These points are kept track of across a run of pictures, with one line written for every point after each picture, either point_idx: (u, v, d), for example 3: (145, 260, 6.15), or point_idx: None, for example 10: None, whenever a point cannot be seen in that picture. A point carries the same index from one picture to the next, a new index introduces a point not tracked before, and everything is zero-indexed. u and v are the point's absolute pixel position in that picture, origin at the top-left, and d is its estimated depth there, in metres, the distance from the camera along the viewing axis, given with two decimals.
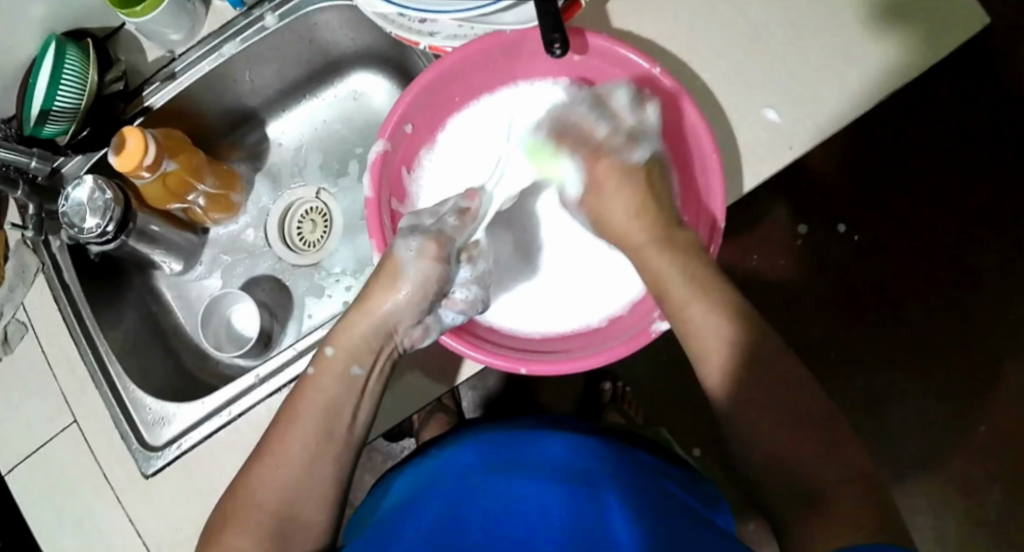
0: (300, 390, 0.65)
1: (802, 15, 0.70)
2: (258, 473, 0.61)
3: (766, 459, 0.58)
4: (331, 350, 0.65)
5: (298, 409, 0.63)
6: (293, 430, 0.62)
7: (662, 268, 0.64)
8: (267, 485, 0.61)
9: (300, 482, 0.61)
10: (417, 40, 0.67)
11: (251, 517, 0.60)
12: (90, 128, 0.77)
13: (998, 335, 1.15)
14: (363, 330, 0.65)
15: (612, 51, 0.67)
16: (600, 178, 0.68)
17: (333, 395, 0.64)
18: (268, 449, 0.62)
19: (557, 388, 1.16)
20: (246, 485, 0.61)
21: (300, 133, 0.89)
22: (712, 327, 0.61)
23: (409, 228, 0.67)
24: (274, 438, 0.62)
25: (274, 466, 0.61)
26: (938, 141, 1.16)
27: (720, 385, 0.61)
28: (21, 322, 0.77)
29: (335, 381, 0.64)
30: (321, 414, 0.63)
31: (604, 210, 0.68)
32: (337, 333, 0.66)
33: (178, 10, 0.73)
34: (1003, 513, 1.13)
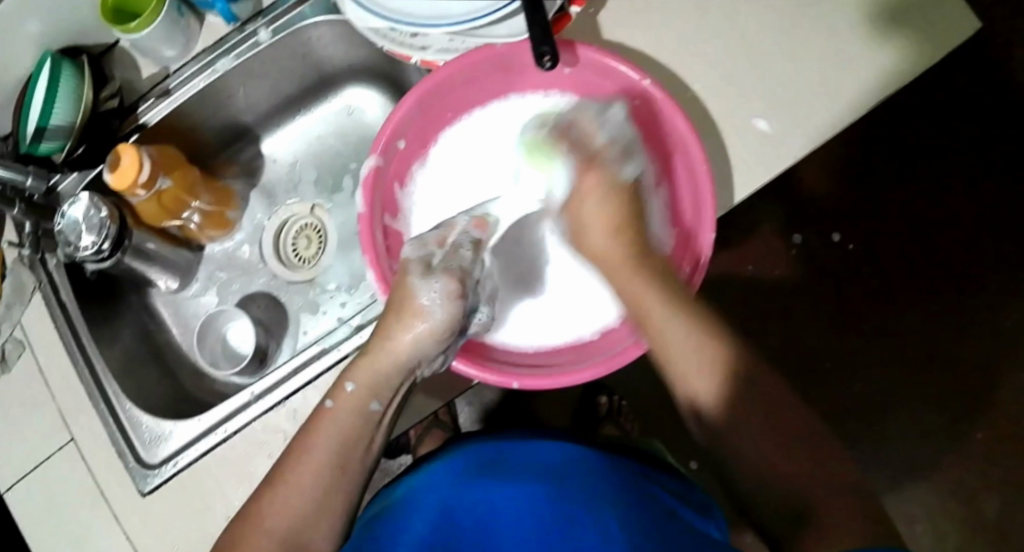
0: (315, 422, 0.63)
1: (790, 24, 0.69)
2: (270, 504, 0.60)
3: (753, 469, 0.58)
4: (351, 386, 0.63)
5: (312, 442, 0.62)
6: (306, 462, 0.61)
7: (640, 285, 0.64)
8: (279, 517, 0.59)
9: (312, 515, 0.60)
10: (408, 55, 0.67)
11: (258, 543, 0.59)
12: (85, 145, 0.77)
13: (1001, 341, 1.14)
14: (385, 368, 0.63)
15: (604, 63, 0.67)
16: (586, 188, 0.67)
17: (350, 430, 0.62)
18: (279, 477, 0.61)
19: (555, 401, 1.15)
20: (256, 515, 0.60)
21: (294, 150, 0.89)
22: (688, 339, 0.61)
23: (429, 266, 0.64)
24: (285, 464, 0.61)
25: (286, 497, 0.60)
26: (936, 148, 1.16)
27: (711, 402, 0.61)
28: (18, 340, 0.77)
29: (352, 418, 0.62)
30: (336, 448, 0.61)
31: (583, 222, 0.68)
32: (357, 367, 0.63)
33: (173, 27, 0.73)
34: (1011, 522, 1.11)
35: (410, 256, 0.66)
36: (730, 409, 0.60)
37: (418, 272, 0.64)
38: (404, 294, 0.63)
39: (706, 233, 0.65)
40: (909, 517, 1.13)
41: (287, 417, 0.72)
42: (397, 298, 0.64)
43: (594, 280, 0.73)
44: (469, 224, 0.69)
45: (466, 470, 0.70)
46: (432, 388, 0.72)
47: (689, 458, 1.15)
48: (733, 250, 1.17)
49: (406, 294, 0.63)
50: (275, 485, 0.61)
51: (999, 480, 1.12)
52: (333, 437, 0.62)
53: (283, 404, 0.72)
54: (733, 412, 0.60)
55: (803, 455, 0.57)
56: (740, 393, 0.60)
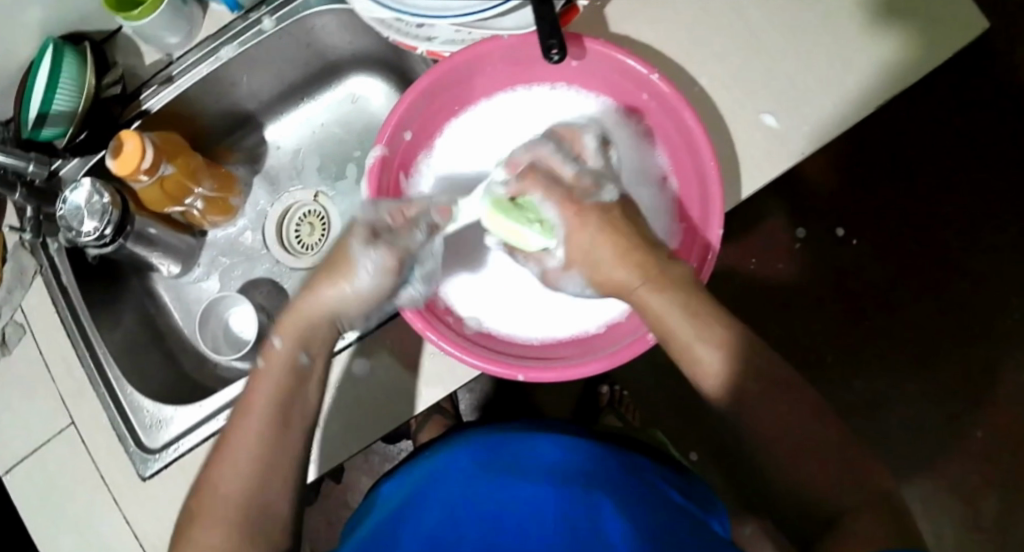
0: (250, 380, 0.63)
1: (800, 19, 0.69)
2: (218, 473, 0.60)
3: (782, 473, 0.60)
4: (278, 342, 0.64)
5: (248, 405, 0.62)
6: (246, 425, 0.61)
7: (661, 306, 0.62)
8: (230, 482, 0.60)
9: (263, 474, 0.60)
10: (414, 46, 0.65)
11: (218, 514, 0.59)
12: (88, 132, 0.76)
13: (1000, 340, 1.14)
14: (313, 323, 0.65)
15: (612, 56, 0.66)
16: (576, 224, 0.65)
17: (285, 381, 0.63)
18: (225, 447, 0.61)
19: (556, 393, 1.15)
20: (211, 482, 0.60)
21: (299, 135, 0.89)
22: (716, 354, 0.61)
23: (374, 233, 0.64)
24: (230, 436, 0.61)
25: (231, 460, 0.60)
26: (943, 143, 1.15)
27: (719, 386, 0.62)
28: (19, 323, 0.78)
29: (282, 373, 0.63)
30: (270, 406, 0.62)
31: (591, 259, 0.64)
32: (285, 326, 0.65)
33: (175, 14, 0.73)
34: (1004, 520, 1.12)
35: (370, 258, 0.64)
36: (747, 394, 0.61)
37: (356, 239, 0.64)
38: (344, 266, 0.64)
39: (713, 226, 0.64)
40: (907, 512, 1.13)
41: None
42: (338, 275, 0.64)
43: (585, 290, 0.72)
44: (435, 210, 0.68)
45: (469, 465, 0.70)
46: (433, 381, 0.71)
47: (689, 450, 1.15)
48: (734, 245, 1.17)
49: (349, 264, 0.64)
50: (222, 452, 0.61)
51: (997, 477, 1.12)
52: (269, 393, 0.62)
53: None
54: (747, 396, 0.61)
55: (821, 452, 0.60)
56: (770, 382, 0.61)
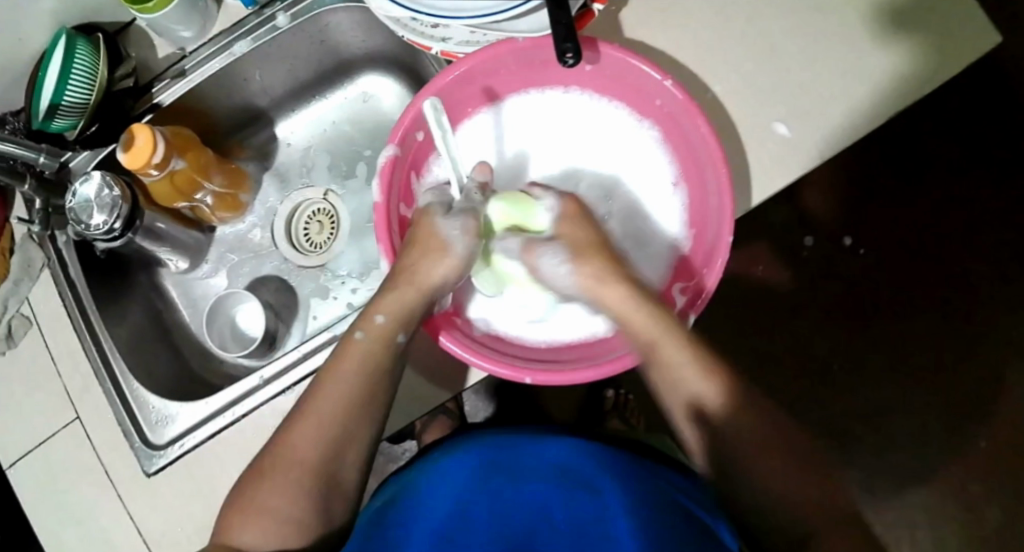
0: (342, 350, 0.64)
1: (814, 29, 0.69)
2: (302, 434, 0.61)
3: (761, 495, 0.59)
4: (380, 318, 0.65)
5: (343, 368, 0.63)
6: (339, 387, 0.63)
7: (656, 329, 0.63)
8: (310, 446, 0.61)
9: (341, 443, 0.62)
10: (429, 46, 0.65)
11: (286, 478, 0.60)
12: (98, 124, 0.76)
13: (1005, 353, 1.13)
14: (412, 298, 0.65)
15: (627, 61, 0.66)
16: (568, 212, 0.69)
17: (375, 355, 0.64)
18: (312, 409, 0.62)
19: (560, 397, 1.15)
20: (288, 445, 0.62)
21: (309, 133, 0.89)
22: (687, 362, 0.62)
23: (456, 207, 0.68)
24: (316, 401, 0.62)
25: (312, 425, 0.62)
26: (952, 154, 1.15)
27: (716, 406, 0.62)
28: (25, 317, 0.77)
29: (378, 346, 0.64)
30: (359, 381, 0.63)
31: (574, 240, 0.67)
32: (386, 300, 0.66)
33: (189, 9, 0.73)
34: (1007, 535, 1.11)
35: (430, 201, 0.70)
36: (736, 416, 0.61)
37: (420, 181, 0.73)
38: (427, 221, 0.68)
39: (718, 258, 0.64)
40: (911, 523, 1.13)
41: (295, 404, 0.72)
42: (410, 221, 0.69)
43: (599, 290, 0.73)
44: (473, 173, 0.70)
45: (476, 465, 0.69)
46: (440, 382, 0.71)
47: None
48: (741, 252, 1.16)
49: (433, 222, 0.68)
50: (306, 416, 0.62)
51: (1002, 490, 1.12)
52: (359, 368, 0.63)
53: (292, 391, 0.72)
54: (738, 416, 0.61)
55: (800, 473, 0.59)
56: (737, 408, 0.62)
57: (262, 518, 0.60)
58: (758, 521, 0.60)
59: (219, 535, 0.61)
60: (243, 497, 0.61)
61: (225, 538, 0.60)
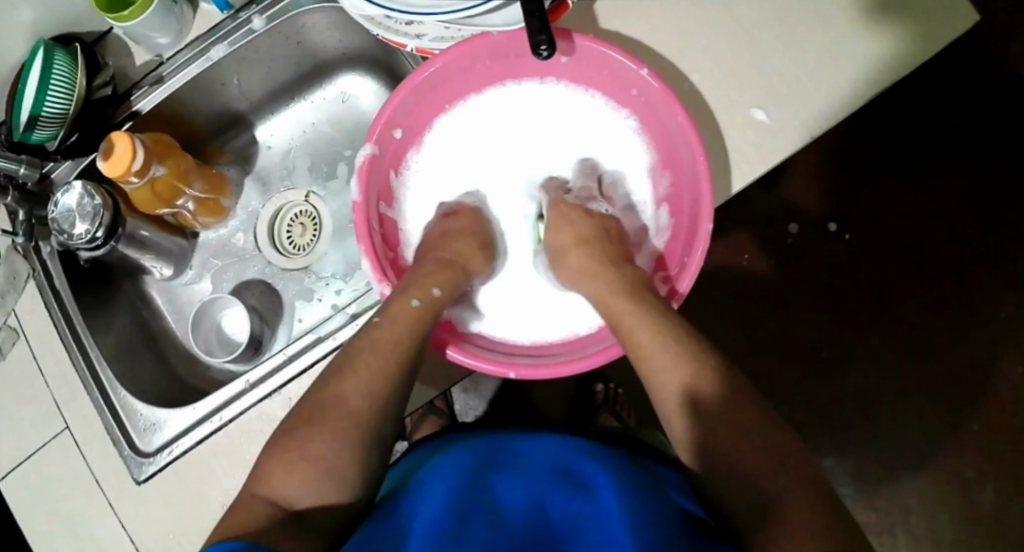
0: (390, 310, 0.64)
1: (787, 14, 0.69)
2: (350, 386, 0.60)
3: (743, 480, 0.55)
4: (437, 290, 0.66)
5: (391, 328, 0.63)
6: (385, 349, 0.62)
7: (633, 307, 0.63)
8: (361, 399, 0.60)
9: (385, 404, 0.61)
10: (403, 43, 0.65)
11: (336, 427, 0.58)
12: (78, 133, 0.76)
13: (991, 332, 1.14)
14: (458, 280, 0.69)
15: (602, 52, 0.66)
16: (557, 216, 0.73)
17: (428, 319, 0.64)
18: (354, 364, 0.61)
19: (551, 391, 1.15)
20: (333, 397, 0.60)
21: (289, 136, 0.89)
22: (668, 343, 0.61)
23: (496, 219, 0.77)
24: (359, 358, 0.61)
25: (363, 380, 0.60)
26: (933, 137, 1.15)
27: (706, 395, 0.58)
28: (11, 328, 0.77)
29: (430, 311, 0.65)
30: (411, 344, 0.63)
31: (560, 241, 0.72)
32: (439, 275, 0.67)
33: (165, 15, 0.73)
34: (999, 513, 1.12)
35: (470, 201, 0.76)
36: (727, 403, 0.58)
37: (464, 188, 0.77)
38: (474, 217, 0.74)
39: (699, 245, 0.64)
40: (903, 504, 1.14)
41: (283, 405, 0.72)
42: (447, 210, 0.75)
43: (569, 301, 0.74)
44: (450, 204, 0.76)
45: (474, 462, 0.69)
46: (428, 378, 0.71)
47: None
48: (727, 240, 1.17)
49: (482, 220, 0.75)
50: (354, 371, 0.61)
51: (993, 468, 1.12)
52: (409, 331, 0.63)
53: (278, 393, 0.72)
54: (730, 404, 0.58)
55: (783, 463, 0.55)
56: (723, 387, 0.58)
57: (306, 466, 0.57)
58: (739, 507, 0.56)
59: (252, 486, 0.57)
60: (285, 444, 0.58)
61: (262, 486, 0.56)
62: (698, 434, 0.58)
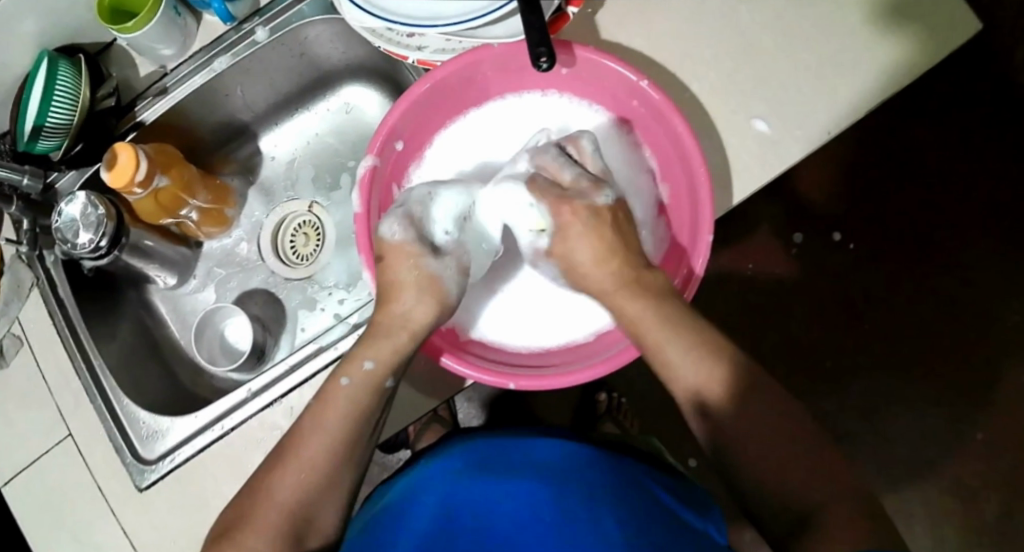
0: (325, 395, 0.64)
1: (789, 25, 0.69)
2: (282, 478, 0.61)
3: (762, 475, 0.59)
4: (369, 363, 0.64)
5: (325, 415, 0.63)
6: (320, 437, 0.62)
7: (660, 327, 0.63)
8: (291, 492, 0.61)
9: (322, 490, 0.62)
10: (405, 55, 0.66)
11: (269, 520, 0.60)
12: (83, 144, 0.77)
13: (998, 342, 1.13)
14: (398, 345, 0.65)
15: (603, 64, 0.66)
16: (565, 225, 0.66)
17: (358, 400, 0.63)
18: (292, 454, 0.62)
19: (555, 400, 1.14)
20: (267, 489, 0.61)
21: (294, 147, 0.89)
22: (692, 359, 0.63)
23: (436, 245, 0.68)
24: (296, 447, 0.62)
25: (294, 472, 0.61)
26: (938, 146, 1.15)
27: (716, 399, 0.62)
28: (16, 336, 0.78)
29: (368, 392, 0.64)
30: (343, 426, 0.63)
31: (572, 256, 0.67)
32: (376, 345, 0.65)
33: (169, 25, 0.73)
34: (1005, 525, 1.11)
35: (398, 236, 0.65)
36: (739, 402, 0.61)
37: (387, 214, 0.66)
38: (403, 259, 0.65)
39: (699, 253, 0.64)
40: (909, 516, 1.13)
41: (284, 415, 0.72)
42: (378, 251, 0.66)
43: (571, 301, 0.73)
44: (402, 221, 0.66)
45: (460, 466, 0.69)
46: (428, 388, 0.71)
47: (688, 456, 1.15)
48: (731, 249, 1.17)
49: (411, 258, 0.65)
50: (288, 461, 0.62)
51: (999, 479, 1.12)
52: (344, 414, 0.63)
53: (279, 402, 0.72)
54: (741, 404, 0.61)
55: (797, 450, 0.59)
56: (750, 393, 0.62)
57: None
58: (771, 509, 0.59)
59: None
60: (223, 536, 0.60)
61: None
62: (711, 430, 0.62)
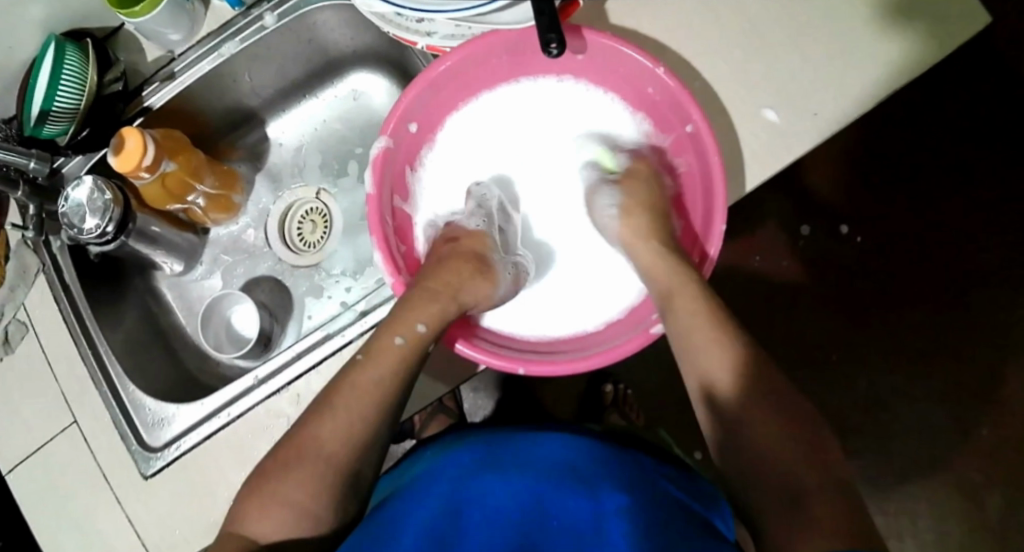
0: (376, 350, 0.63)
1: (801, 13, 0.68)
2: (324, 428, 0.60)
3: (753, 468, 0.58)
4: (422, 326, 0.64)
5: (376, 360, 0.62)
6: (365, 387, 0.61)
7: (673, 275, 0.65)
8: (337, 441, 0.60)
9: (365, 441, 0.61)
10: (414, 40, 0.65)
11: (311, 468, 0.59)
12: (90, 128, 0.76)
13: (1005, 337, 1.13)
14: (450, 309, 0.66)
15: (617, 49, 0.66)
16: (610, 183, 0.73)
17: (411, 361, 0.63)
18: (334, 403, 0.61)
19: (560, 390, 1.14)
20: (306, 440, 0.60)
21: (300, 133, 0.89)
22: (698, 315, 0.63)
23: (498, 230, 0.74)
24: (337, 395, 0.61)
25: (339, 421, 0.60)
26: (948, 139, 1.14)
27: (726, 382, 0.61)
28: (21, 322, 0.78)
29: (417, 349, 0.63)
30: (391, 375, 0.62)
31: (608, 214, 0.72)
32: (425, 306, 0.64)
33: (176, 10, 0.73)
34: (1010, 520, 1.11)
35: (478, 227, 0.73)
36: (746, 384, 0.61)
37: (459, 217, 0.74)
38: (478, 242, 0.72)
39: (711, 242, 0.65)
40: (913, 510, 1.13)
41: (291, 402, 0.72)
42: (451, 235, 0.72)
43: (588, 290, 0.75)
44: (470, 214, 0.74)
45: (469, 462, 0.69)
46: (435, 375, 0.71)
47: (693, 449, 1.14)
48: (738, 241, 1.16)
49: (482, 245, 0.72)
50: (333, 411, 0.60)
51: (1005, 475, 1.11)
52: (393, 372, 0.62)
53: (285, 389, 0.72)
54: (748, 393, 0.60)
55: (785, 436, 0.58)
56: (754, 372, 0.61)
57: (278, 511, 0.58)
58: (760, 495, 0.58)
59: (232, 522, 0.59)
60: (259, 487, 0.59)
61: (239, 527, 0.58)
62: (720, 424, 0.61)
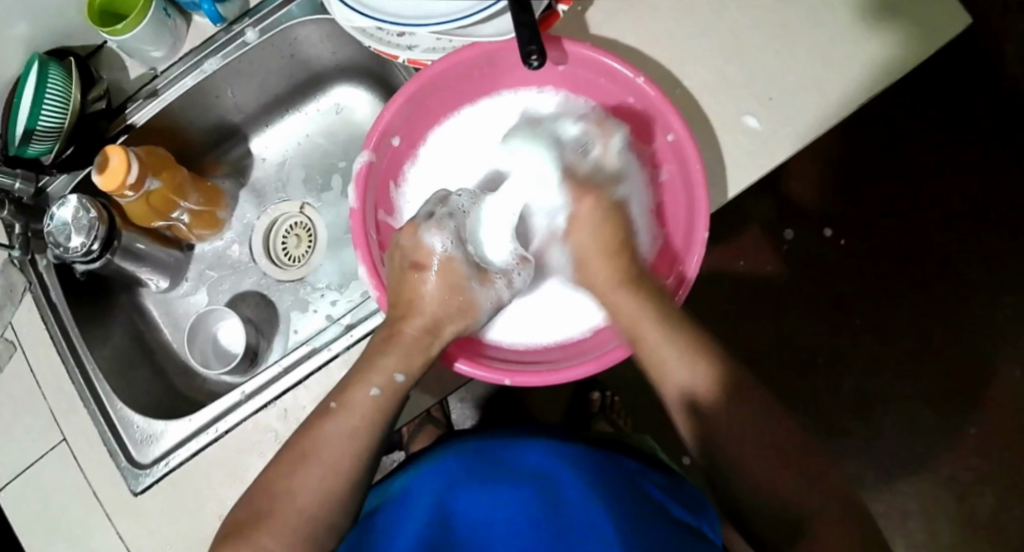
0: (349, 400, 0.64)
1: (778, 21, 0.70)
2: (301, 480, 0.61)
3: (751, 482, 0.61)
4: (399, 376, 0.64)
5: (346, 415, 0.63)
6: (339, 441, 0.62)
7: (640, 313, 0.64)
8: (309, 494, 0.61)
9: (338, 491, 0.62)
10: (396, 54, 0.66)
11: (287, 520, 0.60)
12: (74, 147, 0.76)
13: (989, 335, 1.14)
14: (422, 356, 0.65)
15: (596, 59, 0.66)
16: (580, 216, 0.69)
17: (385, 410, 0.64)
18: (310, 454, 0.62)
19: (549, 398, 1.14)
20: (284, 490, 0.61)
21: (284, 148, 0.89)
22: (677, 352, 0.64)
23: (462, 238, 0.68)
24: (309, 446, 0.62)
25: (314, 475, 0.61)
26: (929, 142, 1.16)
27: (706, 397, 0.63)
28: (8, 341, 0.77)
29: (391, 402, 0.64)
30: (365, 429, 0.63)
31: (583, 250, 0.68)
32: (405, 357, 0.65)
33: (158, 27, 0.73)
34: (998, 518, 1.12)
35: (447, 252, 0.67)
36: (728, 403, 0.63)
37: (427, 223, 0.67)
38: (451, 273, 0.66)
39: (694, 253, 0.65)
40: (903, 510, 1.13)
41: (278, 417, 0.72)
42: (419, 259, 0.66)
43: (573, 303, 0.73)
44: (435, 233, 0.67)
45: (456, 468, 0.70)
46: (423, 385, 0.72)
47: (682, 454, 1.15)
48: (723, 246, 1.17)
49: (456, 273, 0.67)
50: (307, 464, 0.62)
51: (992, 473, 1.12)
52: (366, 422, 0.63)
53: (273, 405, 0.72)
54: (731, 399, 0.63)
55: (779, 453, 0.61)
56: (734, 391, 0.63)
57: None
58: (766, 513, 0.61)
59: None
60: (235, 536, 0.61)
61: None
62: (705, 434, 0.63)
